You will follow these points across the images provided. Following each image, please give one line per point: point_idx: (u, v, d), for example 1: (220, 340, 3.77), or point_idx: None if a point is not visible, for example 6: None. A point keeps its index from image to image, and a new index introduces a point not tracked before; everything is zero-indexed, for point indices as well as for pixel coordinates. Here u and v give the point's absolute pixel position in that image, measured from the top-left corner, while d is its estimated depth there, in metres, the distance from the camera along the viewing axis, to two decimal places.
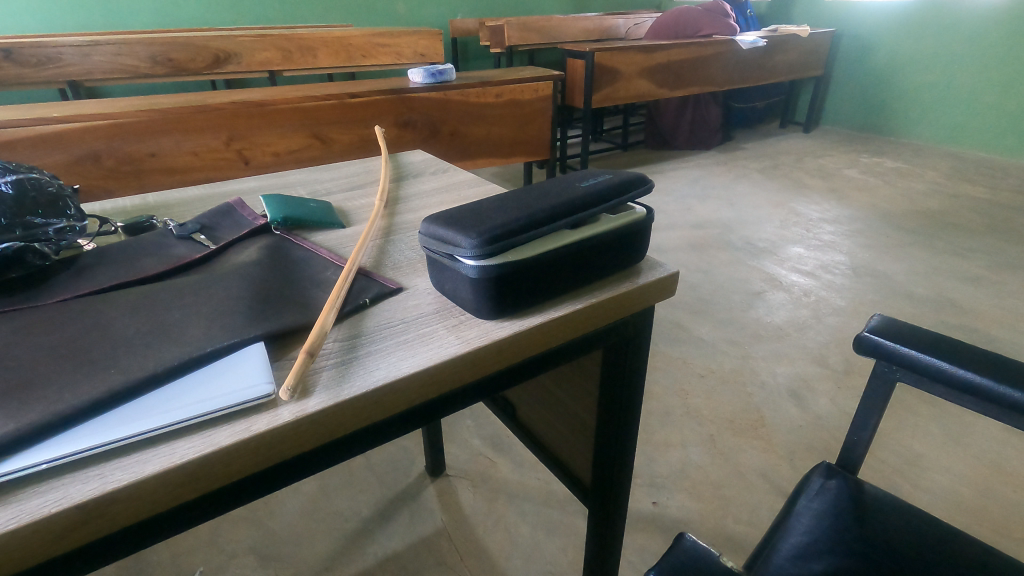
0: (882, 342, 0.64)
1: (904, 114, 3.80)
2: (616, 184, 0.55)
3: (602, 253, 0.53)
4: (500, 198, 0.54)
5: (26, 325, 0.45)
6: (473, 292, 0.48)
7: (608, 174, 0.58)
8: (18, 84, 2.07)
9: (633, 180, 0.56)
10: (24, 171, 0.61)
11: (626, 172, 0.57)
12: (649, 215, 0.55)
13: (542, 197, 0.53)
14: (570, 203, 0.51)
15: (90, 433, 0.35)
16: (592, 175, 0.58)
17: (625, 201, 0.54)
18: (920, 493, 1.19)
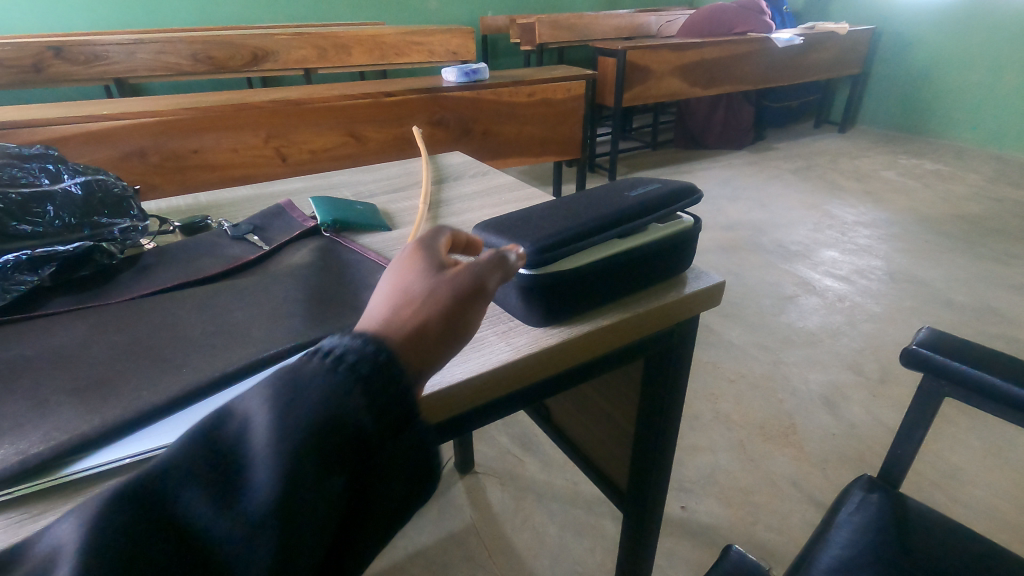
0: (932, 355, 0.63)
1: (947, 114, 3.68)
2: (666, 194, 0.55)
3: (652, 263, 0.53)
4: (549, 205, 0.55)
5: (101, 322, 0.47)
6: (525, 300, 0.49)
7: (657, 182, 0.58)
8: (67, 81, 2.14)
9: (681, 189, 0.56)
10: (92, 173, 0.64)
11: (673, 181, 0.58)
12: (697, 225, 0.55)
13: (590, 205, 0.53)
14: (619, 212, 0.52)
15: (168, 430, 0.37)
16: (639, 183, 0.59)
17: (674, 211, 0.55)
18: (959, 508, 1.16)
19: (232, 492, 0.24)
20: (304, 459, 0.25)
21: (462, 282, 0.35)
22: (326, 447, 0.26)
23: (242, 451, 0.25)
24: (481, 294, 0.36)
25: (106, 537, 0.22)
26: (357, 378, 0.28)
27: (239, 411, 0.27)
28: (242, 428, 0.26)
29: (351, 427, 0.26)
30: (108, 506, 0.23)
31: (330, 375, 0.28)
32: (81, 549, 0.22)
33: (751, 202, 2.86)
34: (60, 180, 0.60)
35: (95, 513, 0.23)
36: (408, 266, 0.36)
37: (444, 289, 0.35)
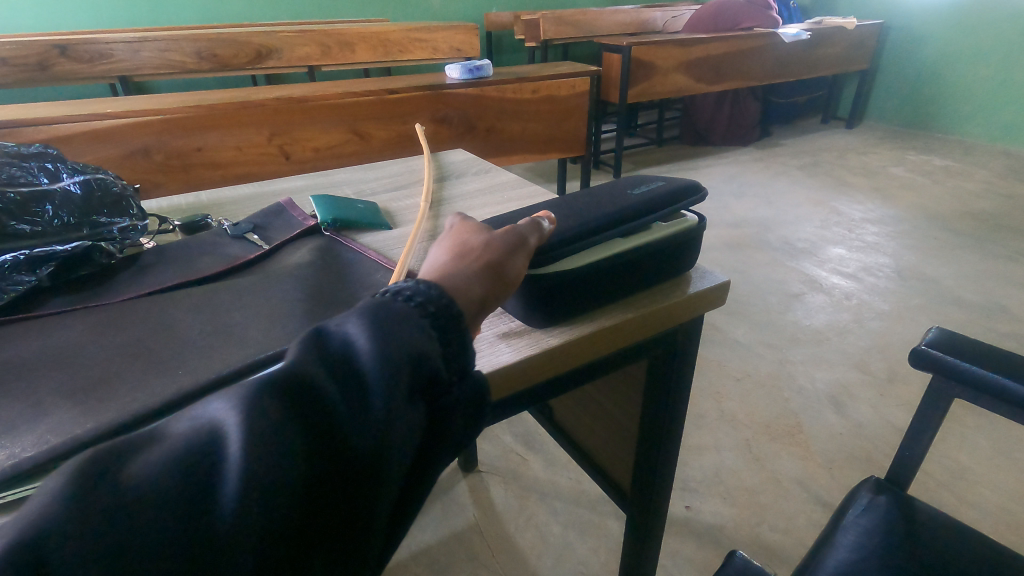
0: (941, 356, 0.62)
1: (956, 110, 3.64)
2: (671, 192, 0.54)
3: (655, 263, 0.53)
4: (551, 204, 0.54)
5: (96, 323, 0.47)
6: (524, 302, 0.48)
7: (660, 180, 0.57)
8: (72, 79, 2.15)
9: (686, 187, 0.55)
10: (91, 172, 0.64)
11: (677, 179, 0.57)
12: (702, 223, 0.54)
13: (591, 204, 0.52)
14: (620, 212, 0.51)
15: None
16: (642, 181, 0.58)
17: (679, 209, 0.54)
18: (967, 509, 1.15)
19: (354, 396, 0.28)
20: (403, 377, 0.29)
21: (508, 237, 0.44)
22: (418, 371, 0.30)
23: (351, 362, 0.29)
24: (523, 247, 0.44)
25: (262, 420, 0.25)
26: (440, 303, 0.34)
27: (338, 330, 0.31)
28: (346, 345, 0.30)
29: (433, 355, 0.32)
30: (255, 397, 0.26)
31: (415, 310, 0.33)
32: (239, 432, 0.25)
33: (757, 199, 2.83)
34: (59, 179, 0.60)
35: (238, 405, 0.26)
36: (462, 232, 0.45)
37: (496, 241, 0.43)
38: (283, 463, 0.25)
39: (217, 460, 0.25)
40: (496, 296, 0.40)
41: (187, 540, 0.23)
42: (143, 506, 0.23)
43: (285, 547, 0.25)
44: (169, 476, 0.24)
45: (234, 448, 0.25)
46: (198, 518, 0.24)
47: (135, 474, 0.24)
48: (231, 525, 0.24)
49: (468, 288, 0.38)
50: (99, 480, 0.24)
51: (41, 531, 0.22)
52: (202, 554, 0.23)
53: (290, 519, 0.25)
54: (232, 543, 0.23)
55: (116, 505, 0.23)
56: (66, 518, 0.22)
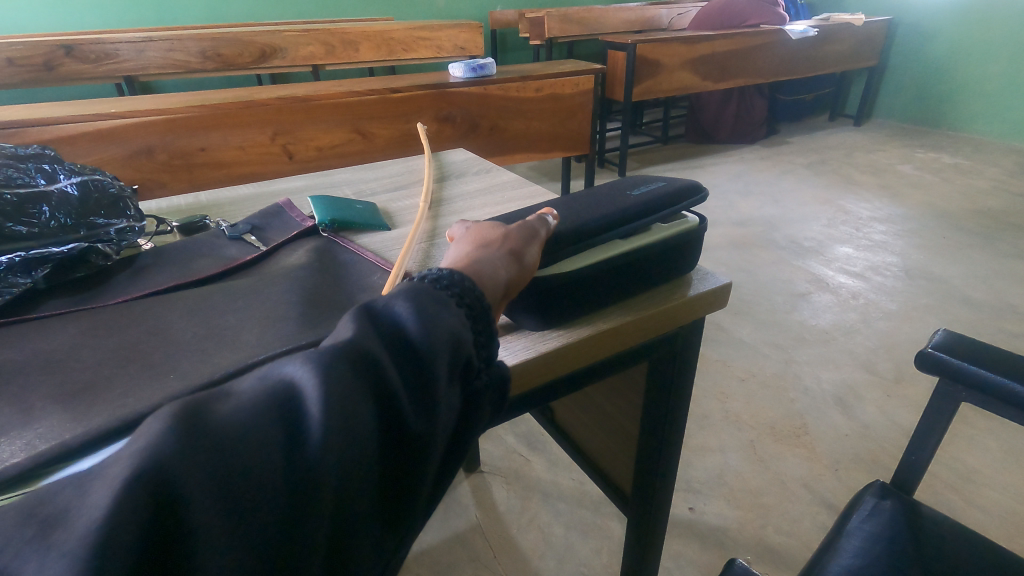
0: (948, 359, 0.61)
1: (967, 107, 3.59)
2: (670, 193, 0.53)
3: (656, 265, 0.52)
4: (549, 205, 0.54)
5: (90, 326, 0.47)
6: (521, 305, 0.48)
7: (661, 180, 0.57)
8: (78, 79, 2.15)
9: (686, 187, 0.54)
10: (88, 173, 0.64)
11: (678, 179, 0.57)
12: (703, 226, 0.54)
13: (592, 205, 0.52)
14: (621, 213, 0.50)
15: None
16: (642, 181, 0.57)
17: (678, 210, 0.53)
18: (975, 513, 1.13)
19: (410, 373, 0.30)
20: (449, 359, 0.31)
21: (520, 229, 0.45)
22: (459, 357, 0.32)
23: (406, 340, 0.31)
24: (537, 238, 0.45)
25: (341, 382, 0.26)
26: (470, 292, 0.36)
27: (386, 310, 0.32)
28: (395, 325, 0.31)
29: (470, 341, 0.34)
30: (330, 362, 0.27)
31: (452, 298, 0.35)
32: (323, 391, 0.26)
33: (763, 197, 2.81)
34: (56, 180, 0.60)
35: (314, 365, 0.27)
36: (476, 230, 0.47)
37: (513, 232, 0.44)
38: (358, 428, 0.26)
39: (297, 420, 0.25)
40: (518, 285, 0.42)
41: (281, 493, 0.24)
42: (242, 455, 0.23)
43: (354, 507, 0.26)
44: (260, 428, 0.24)
45: (317, 407, 0.25)
46: (289, 471, 0.24)
47: (226, 422, 0.24)
48: (318, 482, 0.24)
49: (494, 275, 0.39)
50: (192, 427, 0.23)
51: (152, 471, 0.21)
52: (292, 506, 0.24)
53: (361, 482, 0.26)
54: (317, 499, 0.24)
55: (216, 452, 0.23)
56: (175, 458, 0.22)
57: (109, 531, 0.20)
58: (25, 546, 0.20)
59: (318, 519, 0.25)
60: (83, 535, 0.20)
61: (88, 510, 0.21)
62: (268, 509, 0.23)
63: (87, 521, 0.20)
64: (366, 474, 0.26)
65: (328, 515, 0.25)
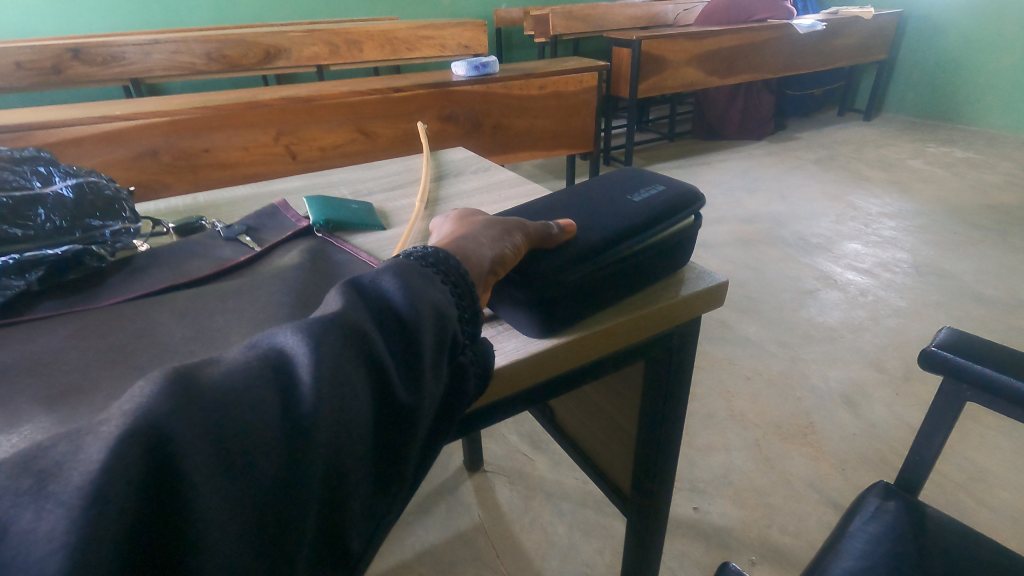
0: (952, 357, 0.59)
1: (979, 100, 3.53)
2: (672, 199, 0.53)
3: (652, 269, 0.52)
4: (550, 209, 0.53)
5: (79, 328, 0.47)
6: (521, 312, 0.47)
7: (661, 184, 0.56)
8: (86, 82, 2.17)
9: (686, 193, 0.54)
10: (83, 174, 0.64)
11: (676, 182, 0.56)
12: (696, 231, 0.54)
13: (595, 215, 0.51)
14: (628, 225, 0.49)
15: None
16: (641, 185, 0.56)
17: (681, 216, 0.52)
18: (985, 512, 1.11)
19: (399, 348, 0.30)
20: (435, 334, 0.32)
21: (509, 221, 0.46)
22: (445, 331, 0.33)
23: (394, 313, 0.31)
24: (523, 231, 0.45)
25: (334, 351, 0.27)
26: (457, 271, 0.36)
27: (373, 284, 0.32)
28: (382, 299, 0.31)
29: (456, 319, 0.34)
30: (321, 332, 0.27)
31: (438, 277, 0.35)
32: (316, 359, 0.26)
33: (771, 194, 2.78)
34: (51, 182, 0.59)
35: (306, 336, 0.27)
36: (466, 220, 0.48)
37: (501, 221, 0.45)
38: (351, 398, 0.27)
39: (290, 387, 0.26)
40: (502, 269, 0.43)
41: (279, 455, 0.24)
42: (239, 419, 0.24)
43: (346, 472, 0.27)
44: (255, 391, 0.24)
45: (309, 375, 0.26)
46: (283, 435, 0.24)
47: (219, 386, 0.24)
48: (308, 448, 0.25)
49: (477, 262, 0.40)
50: (186, 387, 0.23)
51: (150, 427, 0.21)
52: (289, 467, 0.24)
53: (351, 449, 0.27)
54: (308, 464, 0.25)
55: (212, 412, 0.23)
56: (172, 414, 0.22)
57: (107, 486, 0.20)
58: (15, 503, 0.20)
59: (309, 482, 0.25)
60: (83, 485, 0.20)
61: (82, 465, 0.21)
62: (264, 474, 0.24)
63: (83, 474, 0.20)
64: (357, 441, 0.27)
65: (318, 480, 0.26)
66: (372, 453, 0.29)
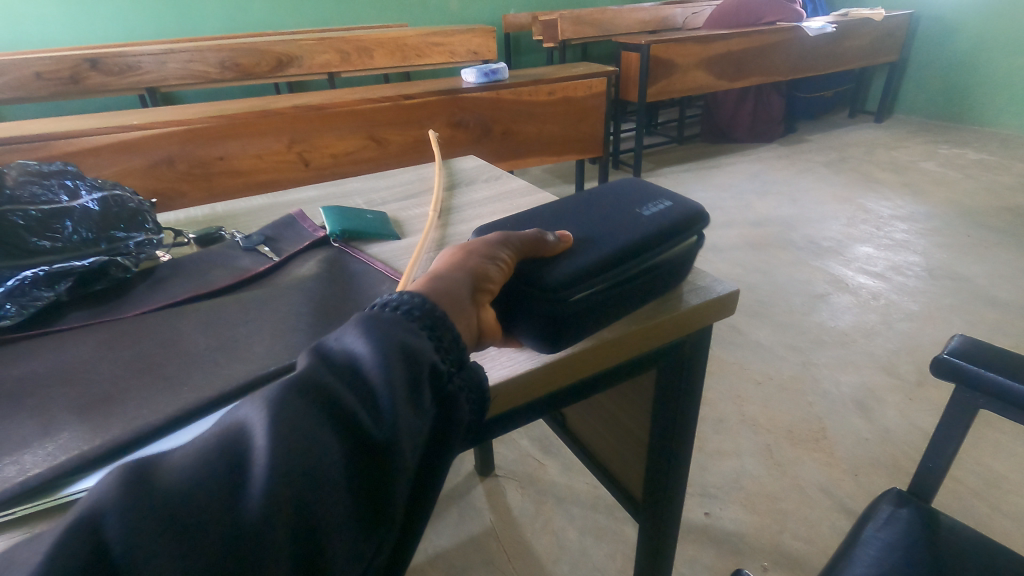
0: (964, 365, 0.60)
1: (993, 101, 3.49)
2: (680, 213, 0.51)
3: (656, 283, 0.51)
4: (553, 219, 0.53)
5: (108, 337, 0.49)
6: (531, 333, 0.46)
7: (669, 199, 0.54)
8: (103, 91, 2.21)
9: (693, 209, 0.53)
10: (108, 188, 0.66)
11: (680, 194, 0.55)
12: (699, 246, 0.53)
13: (601, 228, 0.49)
14: (636, 242, 0.47)
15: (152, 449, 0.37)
16: (647, 195, 0.55)
17: (686, 234, 0.51)
18: (1000, 519, 1.10)
19: (366, 393, 0.28)
20: (405, 369, 0.30)
21: (491, 239, 0.45)
22: (419, 367, 0.31)
23: (361, 365, 0.29)
24: (506, 245, 0.45)
25: (290, 411, 0.25)
26: (430, 313, 0.34)
27: (338, 342, 0.31)
28: (348, 355, 0.30)
29: (431, 351, 0.32)
30: (273, 398, 0.26)
31: (412, 316, 0.33)
32: (268, 425, 0.25)
33: (781, 197, 2.77)
34: (78, 195, 0.62)
35: (263, 405, 0.26)
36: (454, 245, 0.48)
37: (483, 241, 0.45)
38: (314, 452, 0.25)
39: (245, 462, 0.24)
40: (489, 288, 0.42)
41: (233, 528, 0.22)
42: (186, 501, 0.22)
43: (325, 531, 0.24)
44: (203, 475, 0.23)
45: (263, 442, 0.24)
46: (238, 513, 0.23)
47: (169, 480, 0.23)
48: (271, 519, 0.23)
49: (454, 288, 0.39)
50: (134, 481, 0.22)
51: (91, 528, 0.21)
52: (246, 541, 0.22)
53: (325, 503, 0.25)
54: (273, 539, 0.23)
55: (157, 501, 0.22)
56: (114, 511, 0.21)
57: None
58: None
59: (277, 549, 0.23)
60: None
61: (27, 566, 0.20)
62: (219, 552, 0.22)
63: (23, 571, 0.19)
64: (330, 498, 0.25)
65: (290, 552, 0.23)
66: (355, 503, 0.26)
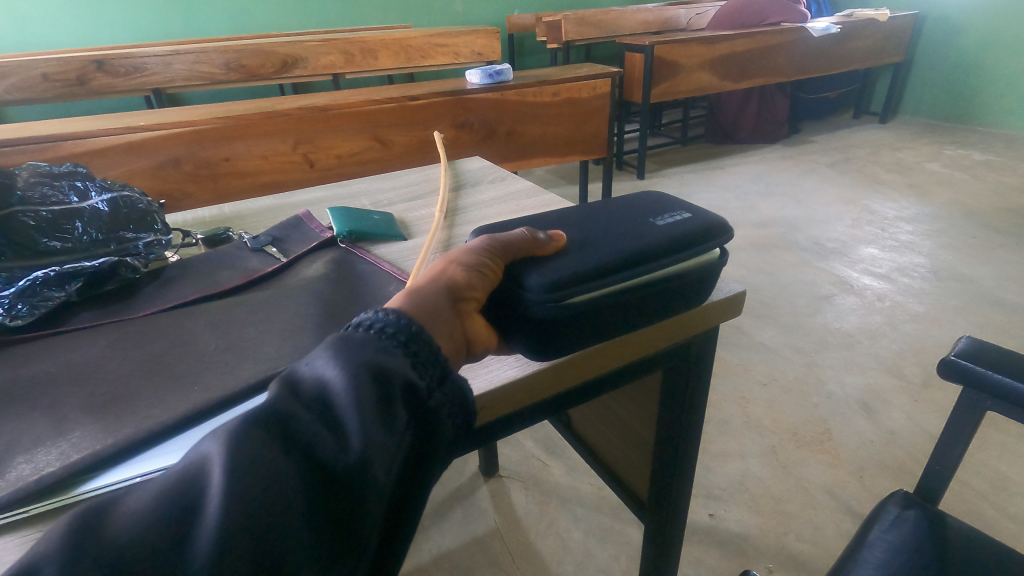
0: (972, 366, 0.59)
1: (999, 101, 3.48)
2: (696, 227, 0.48)
3: (667, 298, 0.48)
4: (559, 223, 0.52)
5: (118, 338, 0.49)
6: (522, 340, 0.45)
7: (688, 213, 0.51)
8: (109, 92, 2.22)
9: (713, 225, 0.49)
10: (118, 189, 0.67)
11: (706, 210, 0.52)
12: (719, 265, 0.49)
13: (607, 237, 0.47)
14: (638, 250, 0.45)
15: (161, 452, 0.37)
16: (666, 208, 0.53)
17: (700, 249, 0.47)
18: (1007, 522, 1.10)
19: (328, 422, 0.29)
20: (372, 393, 0.30)
21: (477, 243, 0.44)
22: (389, 391, 0.31)
23: (328, 393, 0.30)
24: (493, 248, 0.44)
25: (246, 451, 0.26)
26: (408, 329, 0.35)
27: (306, 369, 0.31)
28: (315, 382, 0.30)
29: (404, 371, 0.33)
30: (229, 435, 0.26)
31: (387, 337, 0.34)
32: (222, 466, 0.25)
33: (785, 198, 2.77)
34: (88, 197, 0.63)
35: (222, 442, 0.27)
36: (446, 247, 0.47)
37: (469, 246, 0.44)
38: (270, 492, 0.25)
39: (198, 507, 0.25)
40: (475, 294, 0.42)
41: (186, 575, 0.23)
42: (136, 552, 0.23)
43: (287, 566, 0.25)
44: (153, 525, 0.24)
45: (218, 484, 0.25)
46: (188, 560, 0.23)
47: (121, 532, 0.24)
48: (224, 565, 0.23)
49: (435, 298, 0.39)
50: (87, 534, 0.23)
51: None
52: None
53: (284, 539, 0.25)
54: None
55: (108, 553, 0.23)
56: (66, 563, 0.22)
57: None
58: None
59: None
60: None
61: None
62: None
63: None
64: (289, 532, 0.25)
65: None
66: (323, 531, 0.27)
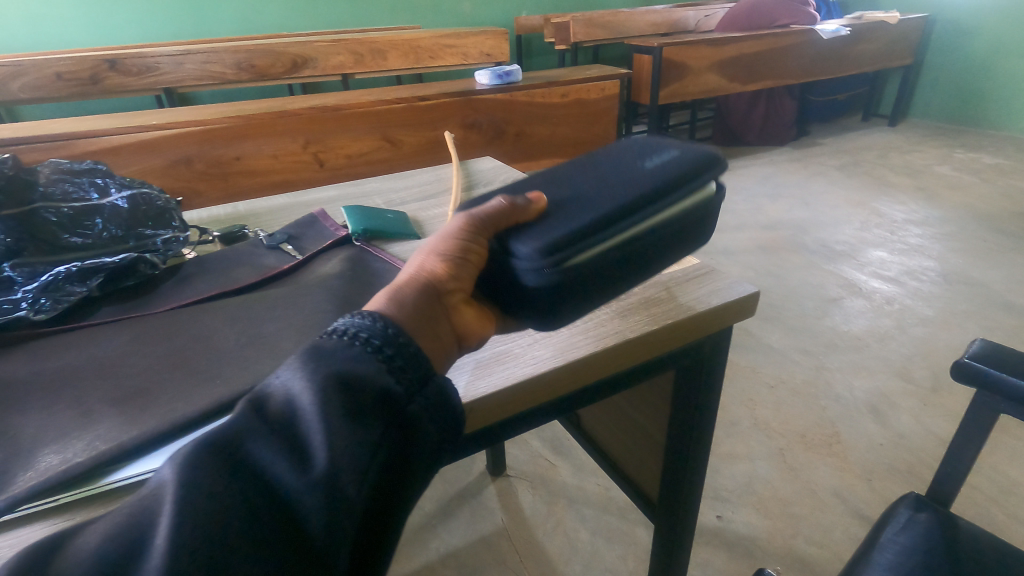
0: (985, 368, 0.59)
1: (1010, 104, 3.45)
2: (686, 163, 0.47)
3: (671, 243, 0.46)
4: (543, 180, 0.49)
5: (139, 332, 0.50)
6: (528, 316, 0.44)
7: (675, 149, 0.50)
8: (121, 92, 2.23)
9: (703, 157, 0.49)
10: (138, 187, 0.68)
11: (697, 147, 0.50)
12: (717, 198, 0.49)
13: (597, 187, 0.45)
14: (635, 197, 0.43)
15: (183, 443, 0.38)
16: (652, 148, 0.51)
17: (695, 183, 0.46)
18: (1017, 526, 1.09)
19: (290, 438, 0.30)
20: (338, 407, 0.31)
21: (450, 226, 0.43)
22: (354, 405, 0.32)
23: (293, 413, 0.31)
24: (468, 226, 0.42)
25: (201, 477, 0.28)
26: (389, 337, 0.35)
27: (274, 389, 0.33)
28: (282, 401, 0.32)
29: (375, 381, 0.34)
30: (190, 457, 0.29)
31: (359, 347, 0.34)
32: (173, 494, 0.27)
33: (792, 201, 2.76)
34: (108, 194, 0.64)
35: (179, 467, 0.29)
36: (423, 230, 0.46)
37: (443, 231, 0.43)
38: (226, 516, 0.27)
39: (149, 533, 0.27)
40: (460, 287, 0.42)
41: None
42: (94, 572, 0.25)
43: None
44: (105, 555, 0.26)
45: (170, 513, 0.27)
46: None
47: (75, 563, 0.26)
48: None
49: (418, 303, 0.39)
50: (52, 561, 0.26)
51: None
52: None
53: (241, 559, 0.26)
54: None
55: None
56: None
57: None
58: None
59: None
60: None
61: None
62: None
63: None
64: (245, 553, 0.27)
65: None
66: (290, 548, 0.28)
